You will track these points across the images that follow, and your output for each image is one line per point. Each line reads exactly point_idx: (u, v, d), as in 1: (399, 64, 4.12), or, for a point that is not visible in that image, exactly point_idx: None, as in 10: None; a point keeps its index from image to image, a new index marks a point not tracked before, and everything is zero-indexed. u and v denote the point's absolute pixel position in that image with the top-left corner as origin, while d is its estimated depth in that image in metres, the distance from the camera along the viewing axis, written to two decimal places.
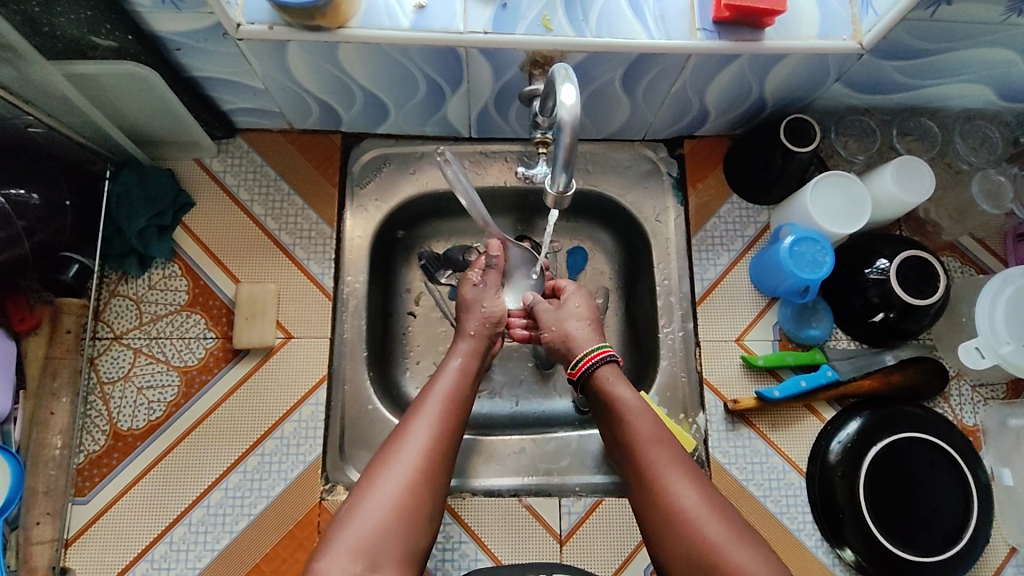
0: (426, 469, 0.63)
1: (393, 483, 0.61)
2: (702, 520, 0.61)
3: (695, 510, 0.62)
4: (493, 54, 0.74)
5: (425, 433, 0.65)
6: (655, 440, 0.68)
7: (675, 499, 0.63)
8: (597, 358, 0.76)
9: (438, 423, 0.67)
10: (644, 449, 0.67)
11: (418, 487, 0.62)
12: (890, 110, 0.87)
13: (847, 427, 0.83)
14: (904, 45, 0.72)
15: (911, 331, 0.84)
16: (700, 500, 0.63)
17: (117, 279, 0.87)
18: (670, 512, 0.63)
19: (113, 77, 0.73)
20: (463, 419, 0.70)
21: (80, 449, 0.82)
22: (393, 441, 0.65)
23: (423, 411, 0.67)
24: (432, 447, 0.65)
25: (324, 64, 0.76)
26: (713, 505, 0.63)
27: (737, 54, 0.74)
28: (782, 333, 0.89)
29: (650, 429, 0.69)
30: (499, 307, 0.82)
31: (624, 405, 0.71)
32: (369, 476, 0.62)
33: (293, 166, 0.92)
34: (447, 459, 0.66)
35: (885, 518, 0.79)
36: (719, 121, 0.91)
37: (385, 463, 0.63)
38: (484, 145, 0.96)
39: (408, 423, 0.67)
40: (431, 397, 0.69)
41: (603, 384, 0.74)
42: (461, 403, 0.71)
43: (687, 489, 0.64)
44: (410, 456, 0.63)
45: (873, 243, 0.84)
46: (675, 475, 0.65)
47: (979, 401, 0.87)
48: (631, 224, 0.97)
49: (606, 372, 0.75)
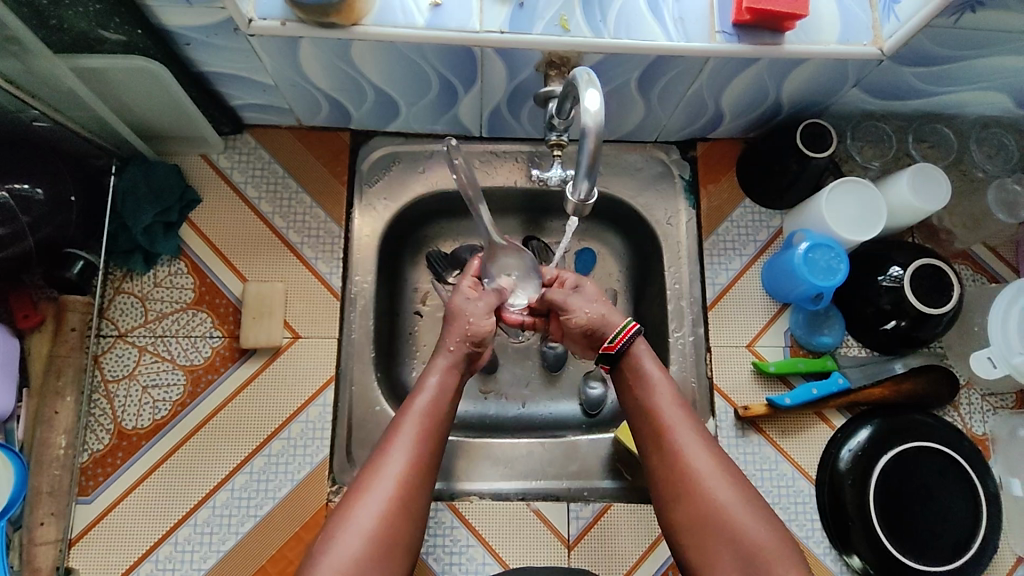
0: (402, 496, 0.62)
1: (367, 514, 0.60)
2: (714, 485, 0.63)
3: (713, 482, 0.64)
4: (509, 54, 0.72)
5: (402, 458, 0.64)
6: (673, 404, 0.69)
7: (689, 462, 0.65)
8: (633, 331, 0.73)
9: (416, 446, 0.65)
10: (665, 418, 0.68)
11: (393, 518, 0.61)
12: (906, 116, 0.86)
13: (857, 435, 0.83)
14: (925, 52, 0.71)
15: (923, 339, 0.83)
16: (713, 464, 0.65)
17: (122, 275, 0.86)
18: (683, 474, 0.64)
19: (121, 71, 0.72)
20: (443, 437, 0.67)
21: (84, 448, 0.81)
22: (371, 465, 0.64)
23: (403, 432, 0.65)
24: (409, 472, 0.63)
25: (335, 61, 0.74)
26: (725, 470, 0.64)
27: (757, 58, 0.73)
28: (793, 339, 0.88)
29: (668, 392, 0.69)
30: (485, 325, 0.75)
31: (646, 370, 0.71)
32: (345, 505, 0.61)
33: (301, 163, 0.91)
34: (425, 482, 0.64)
35: (894, 527, 0.79)
36: (733, 124, 0.90)
37: (361, 492, 0.62)
38: (495, 145, 0.95)
39: (386, 447, 0.64)
40: (408, 416, 0.67)
41: (634, 355, 0.73)
42: (440, 420, 0.68)
43: (701, 454, 0.65)
44: (386, 485, 0.62)
45: (887, 250, 0.84)
46: (691, 441, 0.66)
47: (989, 411, 0.87)
48: (642, 226, 0.96)
49: (638, 347, 0.73)
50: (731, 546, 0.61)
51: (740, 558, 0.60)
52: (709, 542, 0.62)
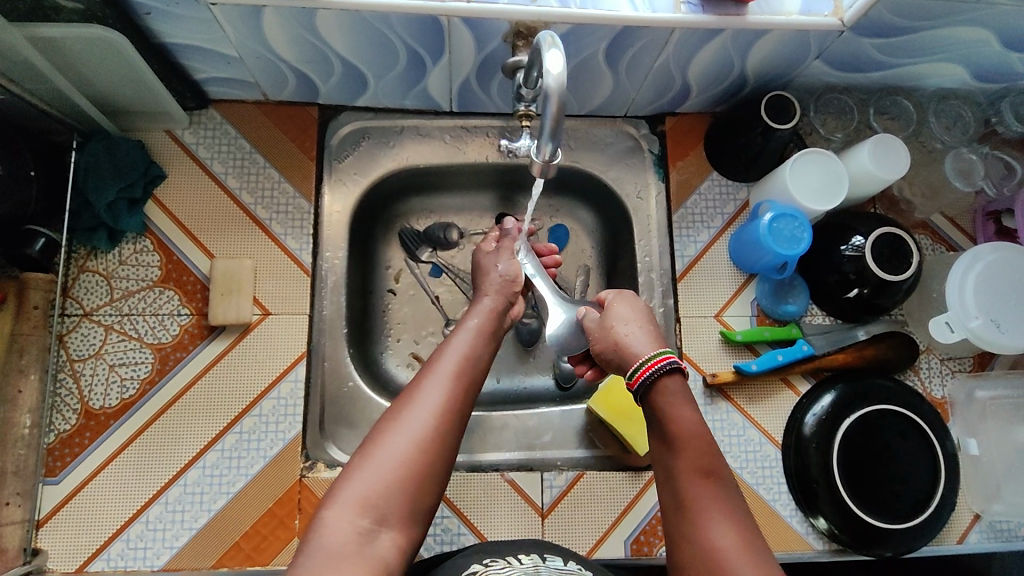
0: (439, 420, 0.61)
1: (402, 438, 0.59)
2: (736, 567, 0.55)
3: (728, 550, 0.56)
4: (476, 24, 0.72)
5: (439, 390, 0.63)
6: (700, 475, 0.62)
7: (710, 539, 0.57)
8: (657, 367, 0.67)
9: (457, 374, 0.65)
10: (687, 479, 0.62)
11: (430, 443, 0.60)
12: (868, 88, 0.88)
13: (821, 400, 0.85)
14: (884, 23, 0.73)
15: (884, 307, 0.86)
16: (740, 547, 0.56)
17: (86, 254, 0.84)
18: (706, 557, 0.57)
19: (80, 42, 0.70)
20: (481, 376, 0.67)
21: (50, 428, 0.80)
22: (407, 395, 0.63)
23: (441, 367, 0.65)
24: (450, 397, 0.63)
25: (300, 30, 0.73)
26: (754, 554, 0.56)
27: (721, 29, 0.74)
28: (760, 309, 0.90)
29: (699, 460, 0.62)
30: (512, 268, 0.82)
31: (673, 414, 0.65)
32: (380, 429, 0.60)
33: (269, 138, 0.90)
34: (462, 415, 0.64)
35: (857, 487, 0.81)
36: (701, 97, 0.91)
37: (396, 417, 0.61)
38: (465, 120, 0.95)
39: (424, 379, 0.64)
40: (448, 351, 0.68)
41: (659, 397, 0.66)
42: (477, 361, 0.68)
43: (724, 533, 0.58)
44: (422, 412, 0.61)
45: (849, 220, 0.86)
46: (716, 517, 0.59)
47: (948, 374, 0.89)
48: (613, 201, 0.97)
49: (669, 385, 0.67)
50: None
51: None
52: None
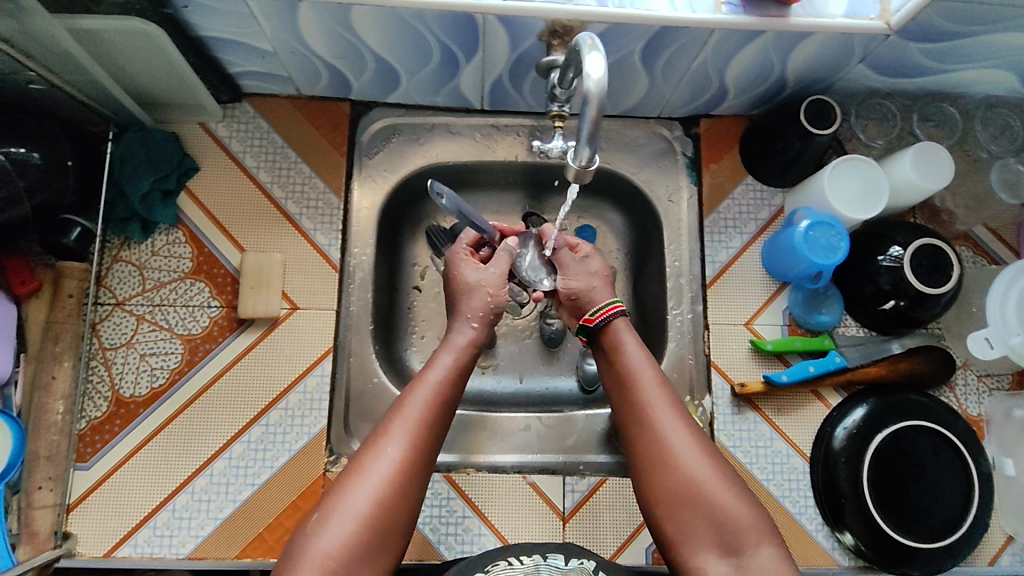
0: (401, 475, 0.59)
1: (363, 496, 0.57)
2: (694, 464, 0.65)
3: (684, 448, 0.66)
4: (512, 22, 0.71)
5: (403, 440, 0.60)
6: (657, 387, 0.70)
7: (665, 437, 0.66)
8: (611, 312, 0.76)
9: (422, 423, 0.62)
10: (641, 389, 0.70)
11: (392, 500, 0.58)
12: (912, 94, 0.85)
13: (852, 414, 0.83)
14: (933, 27, 0.70)
15: (921, 320, 0.83)
16: (693, 444, 0.66)
17: (120, 244, 0.85)
18: (663, 451, 0.66)
19: (119, 34, 0.71)
20: (447, 421, 0.64)
21: (81, 415, 0.81)
22: (372, 442, 0.60)
23: (408, 412, 0.62)
24: (414, 450, 0.60)
25: (335, 26, 0.73)
26: (705, 450, 0.66)
27: (762, 31, 0.72)
28: (792, 318, 0.88)
29: (651, 375, 0.71)
30: (495, 282, 0.77)
31: (626, 345, 0.74)
32: (342, 483, 0.58)
33: (301, 132, 0.90)
34: (427, 466, 0.61)
35: (886, 504, 0.79)
36: (737, 100, 0.89)
37: (359, 471, 0.58)
38: (496, 118, 0.94)
39: (389, 425, 0.61)
40: (414, 393, 0.64)
41: (611, 335, 0.75)
42: (446, 402, 0.65)
43: (678, 430, 0.67)
44: (383, 467, 0.58)
45: (888, 229, 0.83)
46: (669, 419, 0.68)
47: (985, 391, 0.87)
48: (643, 204, 0.95)
49: (618, 326, 0.75)
50: (712, 524, 0.62)
51: (716, 530, 0.62)
52: (688, 520, 0.63)
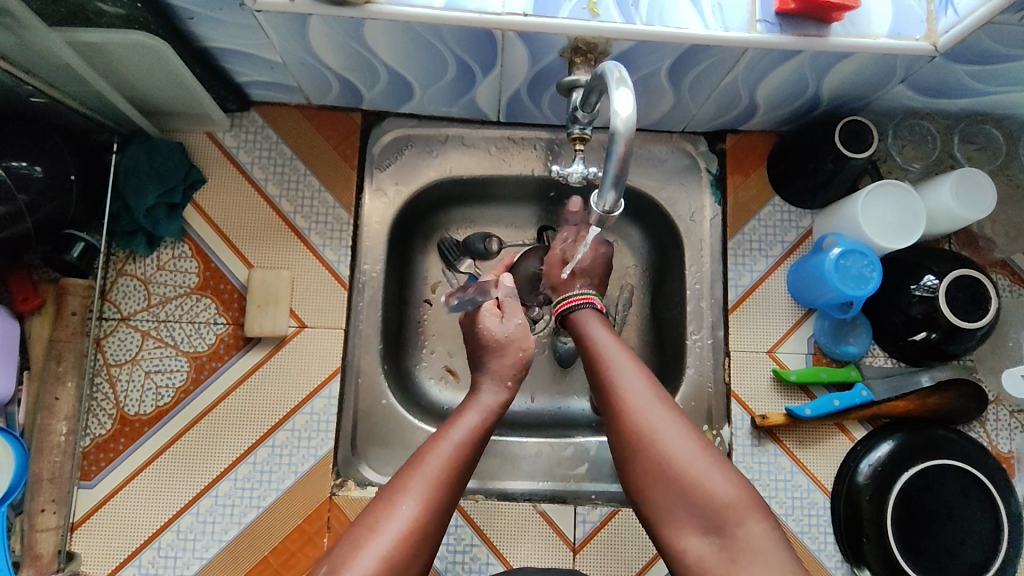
0: (415, 534, 0.56)
1: (374, 555, 0.53)
2: (669, 441, 0.59)
3: (656, 422, 0.60)
4: (532, 38, 0.67)
5: (418, 500, 0.57)
6: (625, 363, 0.66)
7: (637, 415, 0.61)
8: (575, 303, 0.75)
9: (438, 484, 0.59)
10: (611, 372, 0.66)
11: (402, 563, 0.54)
12: (954, 115, 0.81)
13: (877, 449, 0.80)
14: (983, 50, 0.66)
15: (954, 353, 0.79)
16: (665, 413, 0.61)
17: (125, 257, 0.83)
18: (632, 423, 0.61)
19: (122, 47, 0.68)
20: (462, 485, 0.62)
21: (85, 432, 0.79)
22: (387, 496, 0.58)
23: (425, 472, 0.60)
24: (427, 511, 0.57)
25: (346, 39, 0.70)
26: (677, 420, 0.61)
27: (799, 50, 0.67)
28: (817, 347, 0.85)
29: (618, 359, 0.66)
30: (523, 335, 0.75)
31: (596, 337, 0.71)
32: (352, 536, 0.55)
33: (310, 143, 0.87)
34: (437, 530, 0.58)
35: (910, 545, 0.76)
36: (766, 117, 0.84)
37: (372, 527, 0.55)
38: (513, 130, 0.90)
39: (405, 483, 0.59)
40: (433, 450, 0.62)
41: (580, 322, 0.74)
42: (463, 464, 0.62)
43: (650, 405, 0.62)
44: (397, 527, 0.55)
45: (922, 257, 0.79)
46: (641, 398, 0.62)
47: (1017, 428, 0.83)
48: (664, 222, 0.92)
49: (584, 315, 0.74)
50: (688, 497, 0.57)
51: (700, 512, 0.56)
52: (671, 501, 0.58)
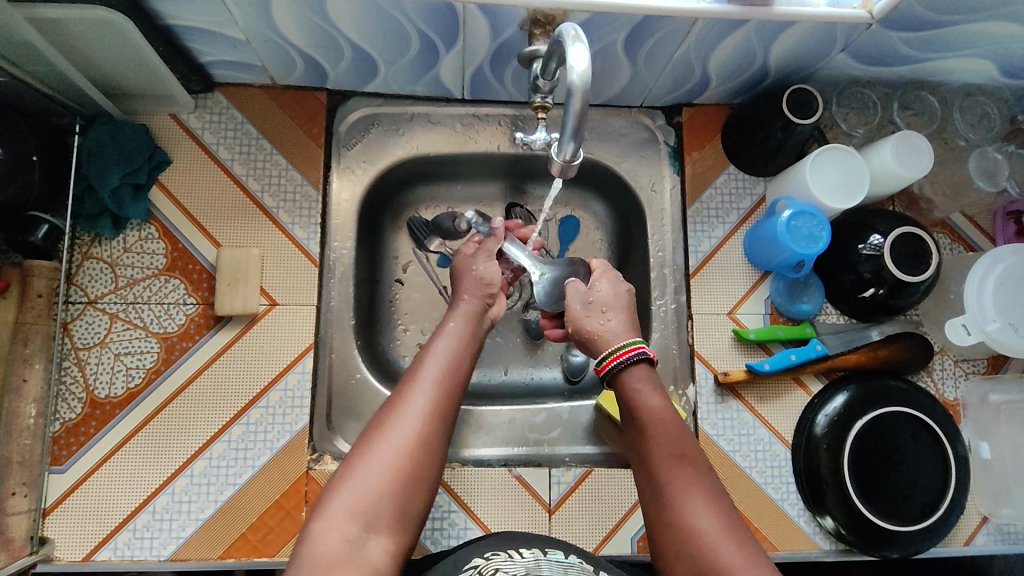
0: (427, 427, 0.62)
1: (391, 445, 0.60)
2: (719, 546, 0.57)
3: (708, 530, 0.58)
4: (492, 11, 0.70)
5: (424, 396, 0.64)
6: (677, 457, 0.64)
7: (690, 520, 0.60)
8: (629, 356, 0.72)
9: (438, 385, 0.66)
10: (663, 462, 0.64)
11: (416, 451, 0.61)
12: (892, 83, 0.86)
13: (833, 401, 0.84)
14: (916, 17, 0.70)
15: (900, 307, 0.84)
16: (721, 527, 0.58)
17: (90, 240, 0.82)
18: (684, 536, 0.59)
19: (84, 23, 0.68)
20: (463, 382, 0.69)
21: (55, 417, 0.79)
22: (394, 400, 0.64)
23: (423, 377, 0.66)
24: (433, 409, 0.64)
25: (308, 14, 0.71)
26: (732, 529, 0.59)
27: (746, 20, 0.71)
28: (773, 307, 0.89)
29: (674, 445, 0.65)
30: (491, 270, 0.82)
31: (643, 400, 0.69)
32: (367, 437, 0.61)
33: (276, 124, 0.88)
34: (447, 422, 0.65)
35: (866, 490, 0.80)
36: (720, 89, 0.88)
37: (384, 425, 0.62)
38: (477, 108, 0.92)
39: (409, 386, 0.66)
40: (428, 360, 0.69)
41: (630, 391, 0.71)
42: (459, 365, 0.70)
43: (705, 511, 0.60)
44: (410, 420, 0.62)
45: (869, 218, 0.84)
46: (693, 497, 0.61)
47: (961, 376, 0.88)
48: (626, 193, 0.95)
49: (633, 374, 0.71)
50: None
51: None
52: None
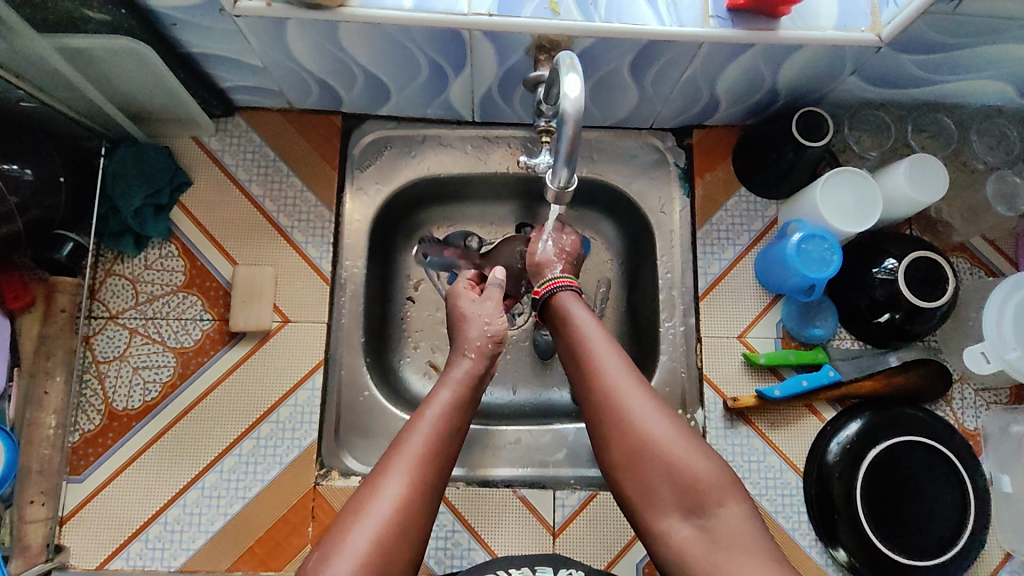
0: (401, 513, 0.57)
1: (363, 535, 0.55)
2: (650, 422, 0.62)
3: (638, 407, 0.63)
4: (498, 38, 0.71)
5: (402, 477, 0.59)
6: (605, 351, 0.67)
7: (620, 401, 0.64)
8: (559, 284, 0.76)
9: (419, 464, 0.60)
10: (593, 359, 0.67)
11: (393, 541, 0.56)
12: (906, 105, 0.85)
13: (846, 428, 0.82)
14: (925, 39, 0.69)
15: (917, 332, 0.82)
16: (648, 401, 0.63)
17: (114, 258, 0.86)
18: (618, 417, 0.63)
19: (109, 52, 0.71)
20: (449, 455, 0.63)
21: (75, 428, 0.82)
22: (370, 480, 0.59)
23: (406, 452, 0.61)
24: (410, 492, 0.59)
25: (323, 42, 0.73)
26: (662, 408, 0.63)
27: (751, 44, 0.71)
28: (785, 330, 0.87)
29: (600, 342, 0.68)
30: (493, 320, 0.76)
31: (574, 316, 0.72)
32: (341, 522, 0.57)
33: (292, 146, 0.90)
34: (428, 500, 0.60)
35: (879, 521, 0.78)
36: (729, 110, 0.88)
37: (358, 509, 0.57)
38: (488, 130, 0.94)
39: (388, 464, 0.60)
40: (413, 431, 0.63)
41: (561, 308, 0.74)
42: (448, 435, 0.64)
43: (633, 392, 0.64)
44: (384, 506, 0.57)
45: (883, 242, 0.82)
46: (622, 381, 0.65)
47: (982, 405, 0.86)
48: (636, 214, 0.95)
49: (566, 298, 0.74)
50: (671, 479, 0.60)
51: (679, 490, 0.59)
52: (650, 478, 0.60)
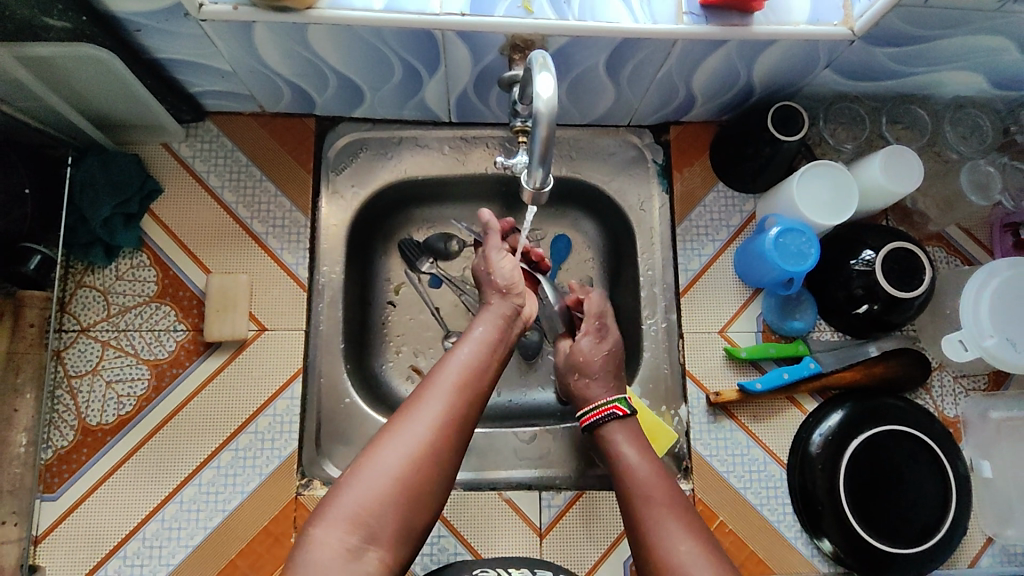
0: (437, 435, 0.61)
1: (397, 453, 0.59)
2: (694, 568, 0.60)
3: (684, 555, 0.61)
4: (471, 38, 0.70)
5: (438, 403, 0.63)
6: (653, 495, 0.68)
7: (668, 549, 0.63)
8: (604, 412, 0.78)
9: (454, 395, 0.64)
10: (642, 501, 0.68)
11: (429, 455, 0.60)
12: (879, 97, 0.85)
13: (828, 419, 0.83)
14: (897, 32, 0.69)
15: (895, 322, 0.82)
16: (695, 549, 0.62)
17: (83, 269, 0.84)
18: (664, 564, 0.62)
19: (71, 60, 0.69)
20: (483, 392, 0.67)
21: (47, 444, 0.80)
22: (405, 406, 0.63)
23: (442, 381, 0.65)
24: (445, 418, 0.62)
25: (292, 45, 0.72)
26: (707, 553, 0.61)
27: (724, 40, 0.71)
28: (766, 324, 0.88)
29: (649, 485, 0.69)
30: (510, 267, 0.79)
31: (622, 452, 0.74)
32: (376, 439, 0.61)
33: (265, 150, 0.89)
34: (461, 430, 0.63)
35: (863, 510, 0.79)
36: (706, 106, 0.88)
37: (393, 430, 0.61)
38: (465, 130, 0.93)
39: (423, 394, 0.64)
40: (448, 366, 0.67)
41: (609, 442, 0.76)
42: (483, 372, 0.68)
43: (681, 540, 0.63)
44: (420, 427, 0.61)
45: (860, 233, 0.83)
46: (670, 528, 0.64)
47: (961, 392, 0.87)
48: (615, 212, 0.95)
49: (611, 430, 0.77)
50: None
51: None
52: None
